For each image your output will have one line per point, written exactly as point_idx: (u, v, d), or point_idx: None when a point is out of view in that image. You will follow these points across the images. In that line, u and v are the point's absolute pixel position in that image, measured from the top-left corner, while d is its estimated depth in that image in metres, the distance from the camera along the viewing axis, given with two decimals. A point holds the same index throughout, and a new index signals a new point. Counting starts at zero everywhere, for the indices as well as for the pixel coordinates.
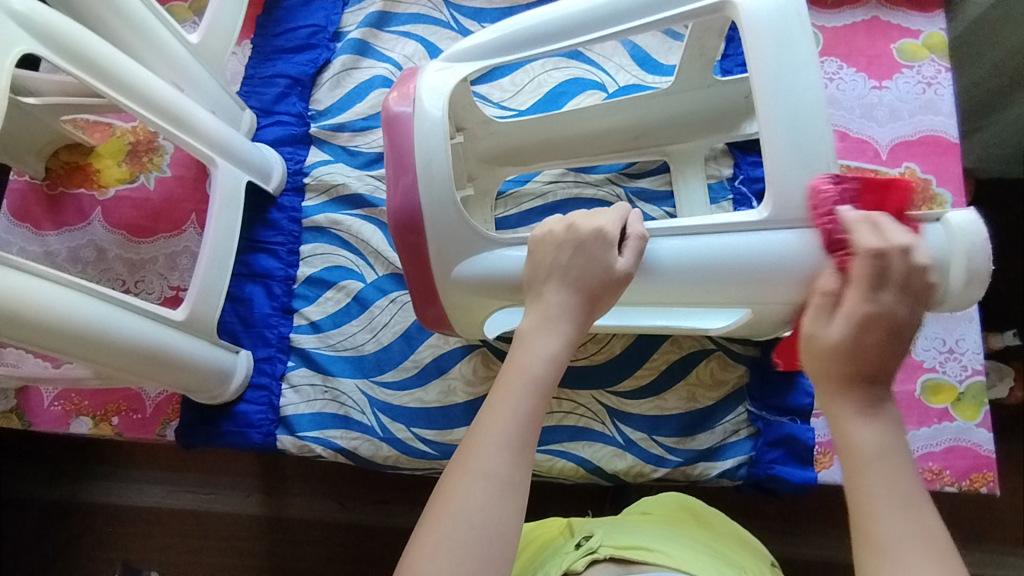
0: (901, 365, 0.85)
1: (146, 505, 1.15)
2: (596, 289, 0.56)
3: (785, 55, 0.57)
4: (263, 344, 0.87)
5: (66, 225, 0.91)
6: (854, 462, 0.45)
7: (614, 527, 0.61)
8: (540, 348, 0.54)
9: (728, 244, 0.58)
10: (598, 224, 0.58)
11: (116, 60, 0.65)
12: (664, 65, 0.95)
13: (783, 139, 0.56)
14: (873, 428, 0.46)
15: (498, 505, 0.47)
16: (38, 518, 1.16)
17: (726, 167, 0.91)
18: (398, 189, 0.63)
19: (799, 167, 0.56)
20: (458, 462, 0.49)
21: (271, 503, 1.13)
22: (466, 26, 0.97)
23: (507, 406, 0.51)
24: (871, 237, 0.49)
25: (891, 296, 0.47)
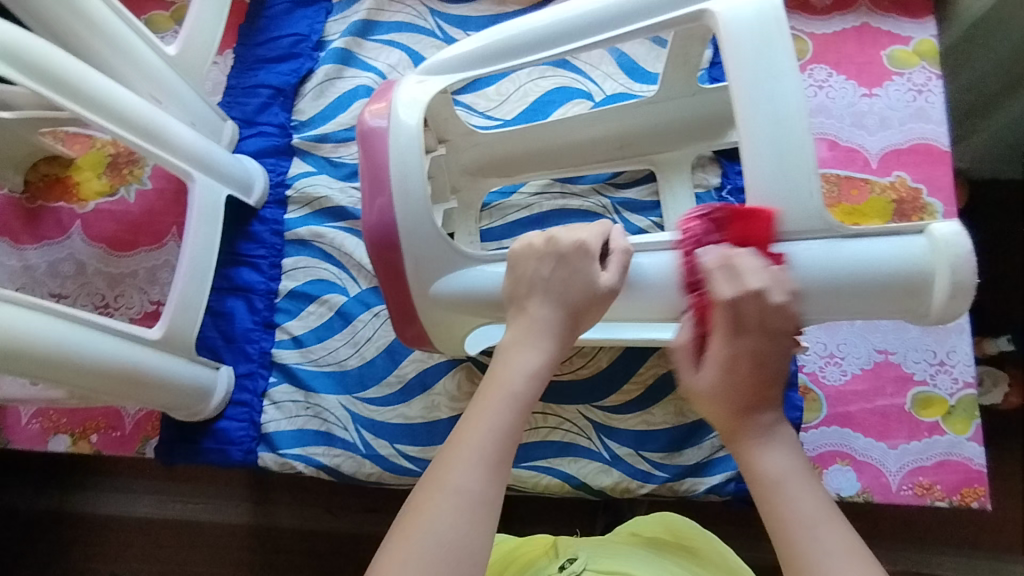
0: (891, 378, 0.84)
1: (132, 516, 1.14)
2: (579, 304, 0.55)
3: (761, 67, 0.53)
4: (244, 359, 0.86)
5: (45, 239, 0.90)
6: (761, 489, 0.48)
7: (597, 551, 0.60)
8: (519, 364, 0.53)
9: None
10: (579, 235, 0.57)
11: (86, 76, 0.64)
12: (651, 74, 0.94)
13: (764, 155, 0.52)
14: (776, 452, 0.49)
15: (470, 524, 0.46)
16: (25, 529, 1.15)
17: (714, 175, 0.90)
18: (373, 207, 0.61)
19: (779, 182, 0.52)
20: (431, 476, 0.48)
21: (259, 512, 1.12)
22: (451, 34, 0.96)
23: (485, 420, 0.50)
24: (727, 286, 0.49)
25: (748, 340, 0.49)
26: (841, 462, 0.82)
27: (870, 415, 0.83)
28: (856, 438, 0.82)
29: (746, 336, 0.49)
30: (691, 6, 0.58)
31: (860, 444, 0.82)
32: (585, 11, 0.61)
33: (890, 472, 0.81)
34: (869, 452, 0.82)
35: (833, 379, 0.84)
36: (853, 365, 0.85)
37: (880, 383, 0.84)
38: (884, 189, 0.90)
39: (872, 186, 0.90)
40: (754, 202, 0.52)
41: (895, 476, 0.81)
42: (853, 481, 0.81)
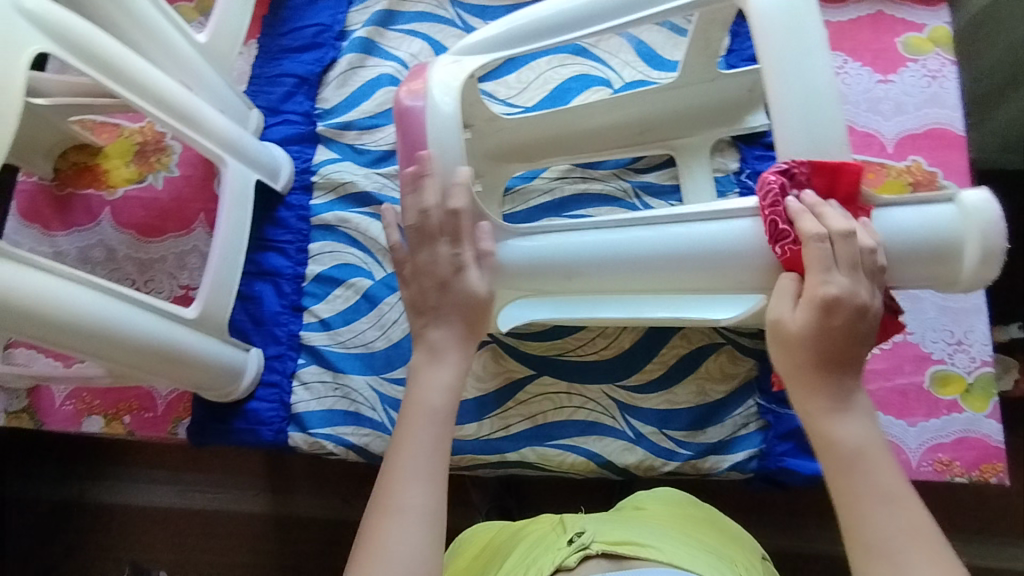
0: (909, 357, 0.85)
1: (154, 505, 1.15)
2: (466, 317, 0.62)
3: (791, 44, 0.53)
4: (273, 342, 0.87)
5: (76, 226, 0.92)
6: (836, 460, 0.49)
7: (602, 523, 0.61)
8: (433, 380, 0.60)
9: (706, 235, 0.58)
10: (453, 249, 0.62)
11: (128, 58, 0.63)
12: (669, 61, 0.96)
13: (799, 135, 0.53)
14: (854, 422, 0.50)
15: (417, 538, 0.52)
16: (46, 518, 1.16)
17: (732, 160, 0.91)
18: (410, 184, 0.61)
19: (811, 159, 0.53)
20: (379, 503, 0.54)
21: (276, 501, 1.13)
22: (471, 24, 0.98)
23: (413, 442, 0.57)
24: (812, 224, 0.50)
25: (843, 277, 0.49)
26: None
27: (889, 393, 0.84)
28: (876, 416, 0.84)
29: (841, 274, 0.49)
30: None
31: (881, 423, 0.83)
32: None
33: (910, 448, 0.82)
34: (889, 430, 0.83)
35: None
36: (872, 345, 0.86)
37: (899, 362, 0.85)
38: (900, 173, 0.91)
39: (888, 170, 0.92)
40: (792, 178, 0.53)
41: (915, 452, 0.82)
42: None
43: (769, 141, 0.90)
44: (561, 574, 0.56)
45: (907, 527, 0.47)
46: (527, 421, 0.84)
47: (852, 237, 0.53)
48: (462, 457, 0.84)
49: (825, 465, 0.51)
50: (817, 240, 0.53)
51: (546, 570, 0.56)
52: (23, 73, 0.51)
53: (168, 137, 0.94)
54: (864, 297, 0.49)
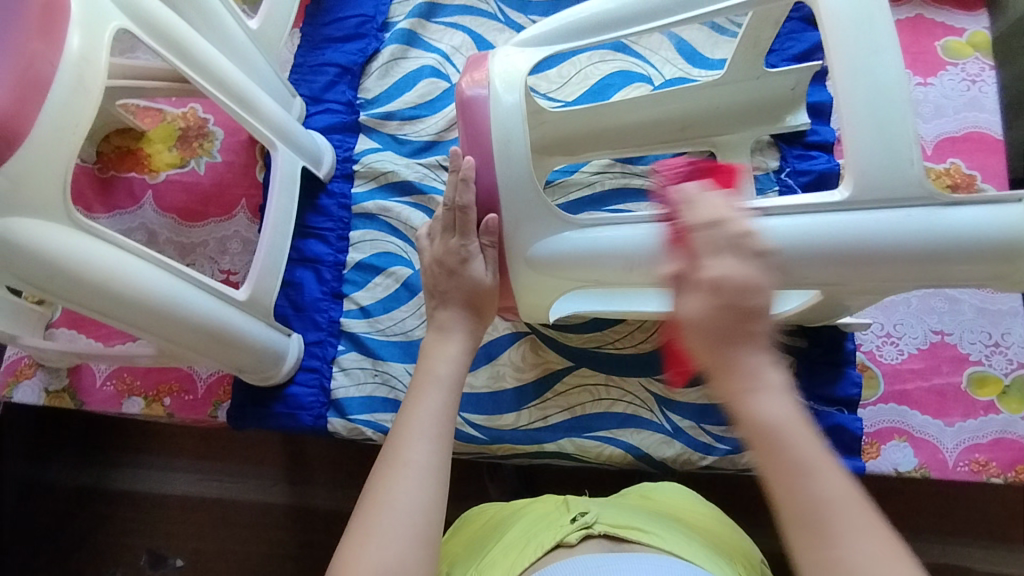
0: (947, 358, 0.85)
1: (171, 493, 1.13)
2: (476, 302, 0.64)
3: (861, 38, 0.52)
4: (314, 328, 0.87)
5: (118, 208, 0.92)
6: (761, 444, 0.40)
7: (608, 508, 0.60)
8: (444, 353, 0.61)
9: (759, 231, 0.54)
10: (461, 241, 0.64)
11: (191, 38, 0.63)
12: (710, 60, 0.96)
13: (866, 128, 0.52)
14: (773, 397, 0.41)
15: (422, 491, 0.51)
16: (62, 505, 1.13)
17: (772, 159, 0.92)
18: (460, 179, 0.62)
19: (880, 153, 0.52)
20: (386, 459, 0.53)
21: (295, 492, 1.11)
22: (512, 18, 0.99)
23: (422, 403, 0.57)
24: (690, 214, 0.46)
25: (726, 262, 0.42)
26: (898, 438, 0.83)
27: (926, 393, 0.84)
28: (913, 415, 0.84)
29: (721, 258, 0.43)
30: None
31: (918, 422, 0.83)
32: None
33: (946, 449, 0.82)
34: (926, 429, 0.83)
35: (890, 358, 0.86)
36: (909, 345, 0.86)
37: (936, 362, 0.86)
38: (938, 175, 0.92)
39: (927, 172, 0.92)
40: (855, 170, 0.52)
41: (952, 452, 0.82)
42: (910, 457, 0.82)
43: (810, 140, 0.91)
44: (561, 549, 0.54)
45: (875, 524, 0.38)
46: (565, 413, 0.85)
47: (913, 236, 0.51)
48: (501, 445, 0.84)
49: (753, 452, 0.40)
50: (866, 231, 0.52)
51: (546, 544, 0.55)
52: (107, 49, 0.52)
53: (211, 122, 0.95)
54: (758, 282, 0.42)
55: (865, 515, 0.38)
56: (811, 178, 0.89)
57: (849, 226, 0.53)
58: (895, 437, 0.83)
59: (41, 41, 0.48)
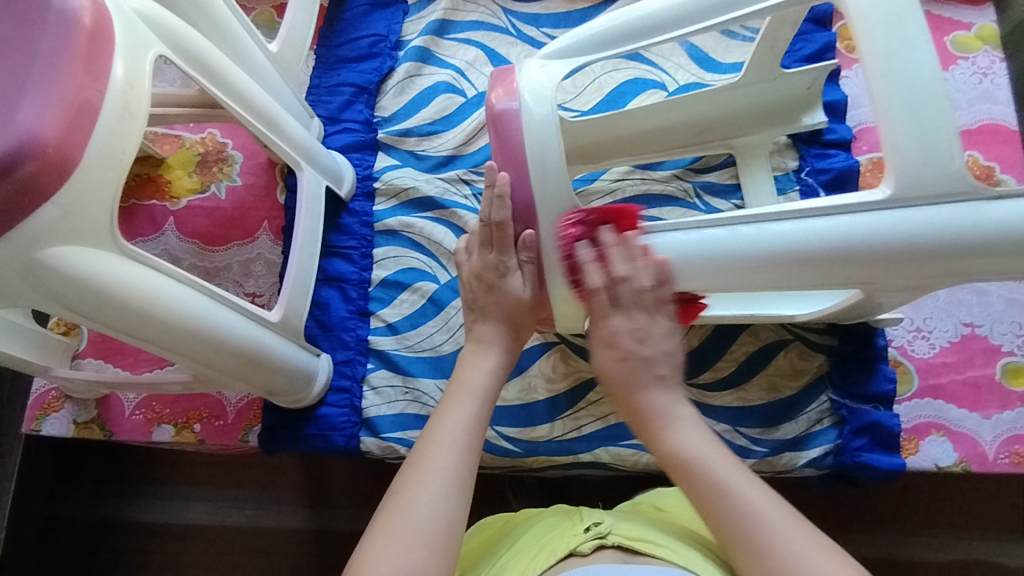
0: (979, 349, 0.85)
1: (190, 522, 1.09)
2: (515, 317, 0.66)
3: (894, 36, 0.53)
4: (342, 347, 0.87)
5: (140, 236, 0.92)
6: (679, 472, 0.56)
7: (620, 517, 0.59)
8: (477, 365, 0.63)
9: (796, 231, 0.55)
10: (498, 257, 0.65)
11: (222, 63, 0.63)
12: (723, 64, 0.97)
13: (906, 124, 0.52)
14: (687, 432, 0.58)
15: (447, 498, 0.51)
16: (81, 538, 1.09)
17: (791, 159, 0.92)
18: (496, 195, 0.62)
19: (923, 149, 0.52)
20: (412, 462, 0.54)
21: (318, 516, 1.07)
22: (524, 31, 0.99)
23: (456, 411, 0.58)
24: (598, 274, 0.62)
25: (620, 319, 0.62)
26: (936, 433, 0.82)
27: (961, 386, 0.84)
28: (950, 409, 0.83)
29: (618, 313, 0.62)
30: None
31: (955, 415, 0.83)
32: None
33: (985, 441, 0.82)
34: (964, 423, 0.83)
35: (922, 352, 0.86)
36: (941, 339, 0.86)
37: (968, 355, 0.85)
38: None
39: None
40: (898, 167, 0.52)
41: (991, 445, 0.82)
42: (949, 451, 0.82)
43: (827, 139, 0.91)
44: (574, 559, 0.54)
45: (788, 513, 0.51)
46: (599, 422, 0.84)
47: (961, 229, 0.52)
48: (536, 457, 0.83)
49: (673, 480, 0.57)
50: (906, 226, 0.53)
51: (559, 552, 0.55)
52: (150, 75, 0.52)
53: (229, 146, 0.95)
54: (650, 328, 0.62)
55: (779, 510, 0.51)
56: (832, 176, 0.89)
57: (898, 222, 0.53)
58: (933, 432, 0.82)
59: (87, 74, 0.48)
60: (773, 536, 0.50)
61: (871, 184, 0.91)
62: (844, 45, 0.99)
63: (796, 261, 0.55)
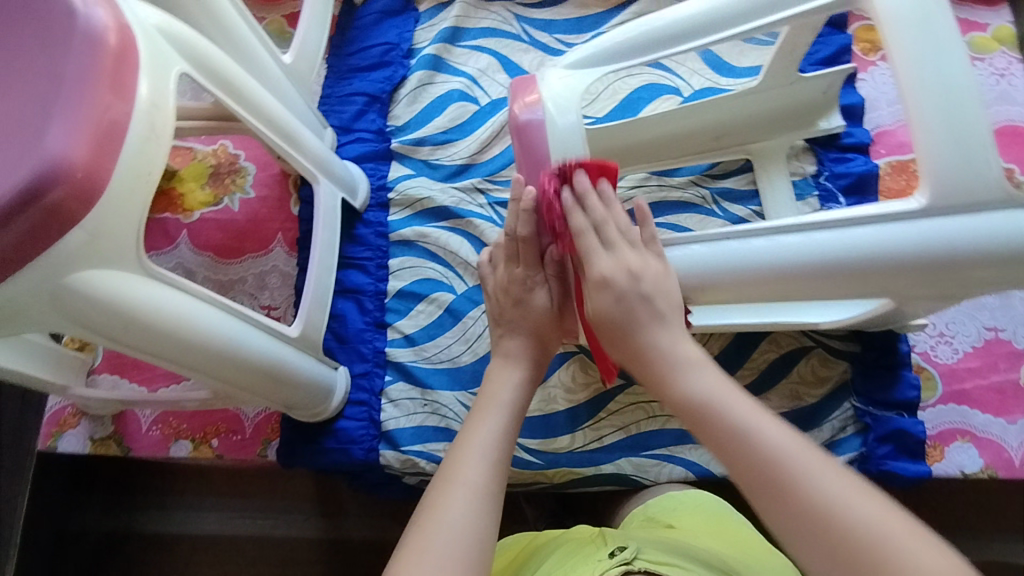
0: (1002, 354, 0.84)
1: (201, 533, 1.04)
2: (543, 330, 0.64)
3: (926, 42, 0.52)
4: (359, 359, 0.86)
5: (154, 249, 0.91)
6: (689, 415, 0.48)
7: (647, 544, 0.58)
8: (506, 381, 0.62)
9: (831, 242, 0.54)
10: (525, 271, 0.64)
11: (240, 78, 0.63)
12: (737, 68, 0.96)
13: (940, 134, 0.51)
14: (696, 377, 0.49)
15: (478, 513, 0.50)
16: (91, 551, 1.05)
17: (809, 164, 0.91)
18: (522, 210, 0.60)
19: (959, 160, 0.51)
20: (442, 476, 0.53)
21: (330, 524, 1.03)
22: (537, 37, 0.99)
23: (484, 425, 0.57)
24: (580, 215, 0.56)
25: (609, 260, 0.55)
26: (961, 439, 0.82)
27: (986, 391, 0.83)
28: (975, 414, 0.82)
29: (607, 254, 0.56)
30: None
31: (980, 421, 0.82)
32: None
33: (1011, 447, 0.81)
34: (989, 428, 0.82)
35: (945, 358, 0.85)
36: (964, 343, 0.85)
37: (992, 359, 0.84)
38: None
39: None
40: (933, 180, 0.52)
41: (1017, 450, 0.81)
42: (975, 457, 0.81)
43: (844, 143, 0.90)
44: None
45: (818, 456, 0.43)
46: (621, 432, 0.83)
47: (998, 237, 0.51)
48: (557, 470, 0.82)
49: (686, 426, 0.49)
50: (941, 238, 0.52)
51: None
52: (174, 94, 0.51)
53: (242, 157, 0.94)
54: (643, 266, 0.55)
55: (801, 446, 0.44)
56: (850, 181, 0.88)
57: (936, 235, 0.52)
58: (958, 438, 0.82)
59: (113, 93, 0.47)
60: (826, 497, 0.41)
61: (891, 187, 0.90)
62: (859, 47, 0.98)
63: (831, 271, 0.54)
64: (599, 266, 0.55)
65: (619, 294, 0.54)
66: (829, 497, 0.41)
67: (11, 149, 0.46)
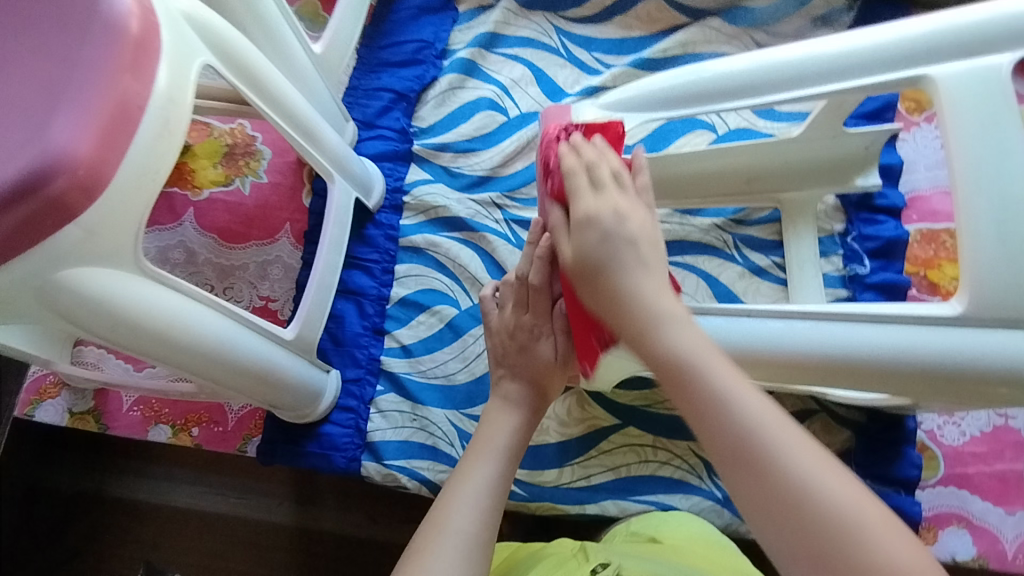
0: (1010, 443, 0.82)
1: (171, 505, 1.02)
2: (544, 379, 0.62)
3: (988, 137, 0.50)
4: (353, 364, 0.84)
5: (157, 224, 0.88)
6: (669, 374, 0.41)
7: (631, 558, 0.54)
8: (504, 424, 0.59)
9: (855, 327, 0.52)
10: (533, 318, 0.61)
11: (265, 69, 0.60)
12: (777, 112, 0.93)
13: (990, 239, 0.49)
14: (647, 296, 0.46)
15: (467, 565, 0.47)
16: (58, 510, 1.02)
17: (838, 222, 0.89)
18: (538, 256, 0.58)
19: (1007, 267, 0.48)
20: (432, 521, 0.50)
21: (303, 513, 1.00)
22: (575, 53, 0.96)
23: (478, 467, 0.54)
24: (572, 159, 0.54)
25: (594, 199, 0.51)
26: (957, 524, 0.79)
27: (988, 478, 0.81)
28: (974, 501, 0.80)
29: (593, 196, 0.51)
30: (906, 63, 0.53)
31: (978, 508, 0.80)
32: (789, 57, 0.56)
33: (1006, 539, 0.78)
34: (986, 517, 0.79)
35: (951, 439, 0.83)
36: (972, 427, 0.83)
37: (999, 447, 0.82)
38: None
39: None
40: (974, 284, 0.49)
41: (1012, 544, 0.78)
42: (968, 545, 0.79)
43: (877, 204, 0.87)
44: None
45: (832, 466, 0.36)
46: (609, 473, 0.81)
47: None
48: (541, 504, 0.80)
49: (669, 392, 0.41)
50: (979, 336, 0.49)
51: None
52: (193, 88, 0.49)
53: (258, 141, 0.92)
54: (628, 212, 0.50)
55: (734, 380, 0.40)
56: (878, 244, 0.85)
57: (968, 339, 0.49)
58: (954, 523, 0.79)
59: (131, 77, 0.45)
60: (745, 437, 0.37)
61: (919, 256, 0.88)
62: (904, 106, 0.95)
63: (852, 356, 0.52)
64: (580, 200, 0.51)
65: (602, 230, 0.49)
66: (822, 498, 0.34)
67: (15, 133, 0.44)
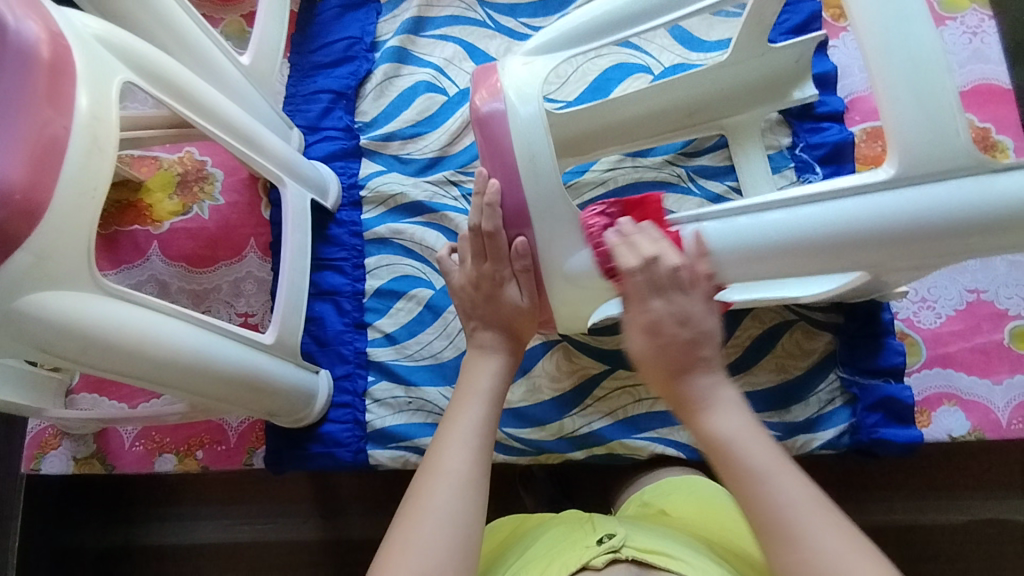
0: (986, 315, 0.84)
1: (199, 542, 1.03)
2: (517, 324, 0.64)
3: (890, 8, 0.51)
4: (341, 361, 0.85)
5: (125, 263, 0.89)
6: (716, 455, 0.49)
7: (636, 528, 0.55)
8: (485, 376, 0.61)
9: (800, 220, 0.54)
10: (494, 266, 0.63)
11: (192, 83, 0.61)
12: (707, 43, 0.94)
13: (906, 101, 0.51)
14: (724, 417, 0.50)
15: (462, 497, 0.50)
16: (91, 568, 1.04)
17: (784, 136, 0.90)
18: (486, 204, 0.60)
19: (925, 124, 0.51)
20: (427, 465, 0.53)
21: (329, 525, 1.01)
22: (502, 22, 0.97)
23: (467, 412, 0.57)
24: (630, 257, 0.55)
25: (660, 303, 0.53)
26: (948, 403, 0.82)
27: (970, 353, 0.83)
28: (960, 377, 0.82)
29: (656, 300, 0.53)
30: None
31: (966, 383, 0.82)
32: None
33: (998, 407, 0.81)
34: (975, 391, 0.82)
35: (928, 323, 0.85)
36: (946, 307, 0.85)
37: (976, 322, 0.84)
38: None
39: None
40: (901, 150, 0.51)
41: (1004, 411, 0.81)
42: (962, 420, 0.81)
43: (819, 112, 0.89)
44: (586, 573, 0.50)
45: (810, 495, 0.46)
46: (608, 417, 0.83)
47: (968, 198, 0.51)
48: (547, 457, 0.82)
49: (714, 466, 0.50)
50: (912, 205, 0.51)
51: (571, 565, 0.51)
52: (117, 104, 0.50)
53: (208, 164, 0.93)
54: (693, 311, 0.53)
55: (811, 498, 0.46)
56: (826, 150, 0.87)
57: (900, 207, 0.52)
58: (945, 402, 0.82)
59: (52, 107, 0.46)
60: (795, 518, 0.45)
61: (867, 154, 0.90)
62: (828, 13, 0.96)
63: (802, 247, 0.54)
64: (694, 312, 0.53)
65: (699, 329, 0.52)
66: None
67: None
